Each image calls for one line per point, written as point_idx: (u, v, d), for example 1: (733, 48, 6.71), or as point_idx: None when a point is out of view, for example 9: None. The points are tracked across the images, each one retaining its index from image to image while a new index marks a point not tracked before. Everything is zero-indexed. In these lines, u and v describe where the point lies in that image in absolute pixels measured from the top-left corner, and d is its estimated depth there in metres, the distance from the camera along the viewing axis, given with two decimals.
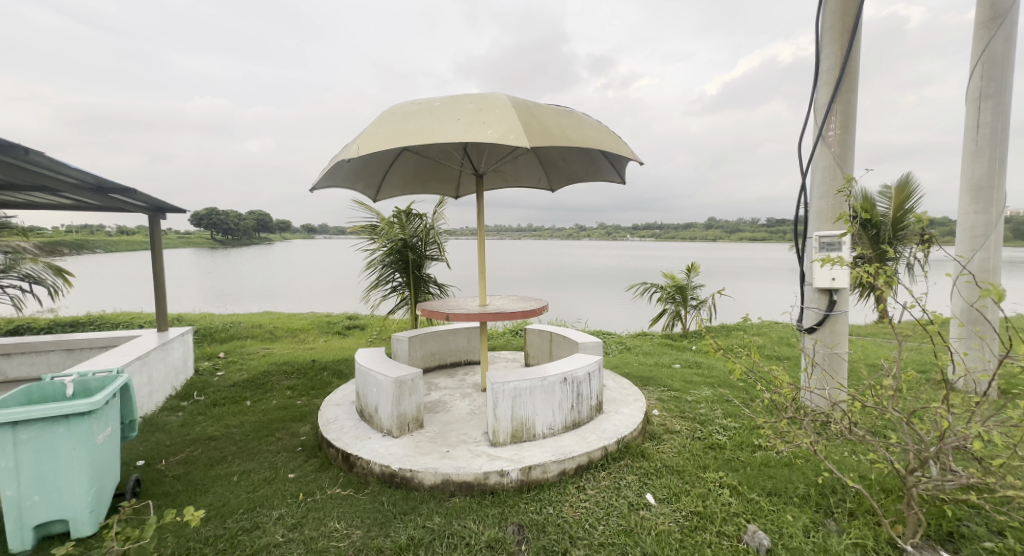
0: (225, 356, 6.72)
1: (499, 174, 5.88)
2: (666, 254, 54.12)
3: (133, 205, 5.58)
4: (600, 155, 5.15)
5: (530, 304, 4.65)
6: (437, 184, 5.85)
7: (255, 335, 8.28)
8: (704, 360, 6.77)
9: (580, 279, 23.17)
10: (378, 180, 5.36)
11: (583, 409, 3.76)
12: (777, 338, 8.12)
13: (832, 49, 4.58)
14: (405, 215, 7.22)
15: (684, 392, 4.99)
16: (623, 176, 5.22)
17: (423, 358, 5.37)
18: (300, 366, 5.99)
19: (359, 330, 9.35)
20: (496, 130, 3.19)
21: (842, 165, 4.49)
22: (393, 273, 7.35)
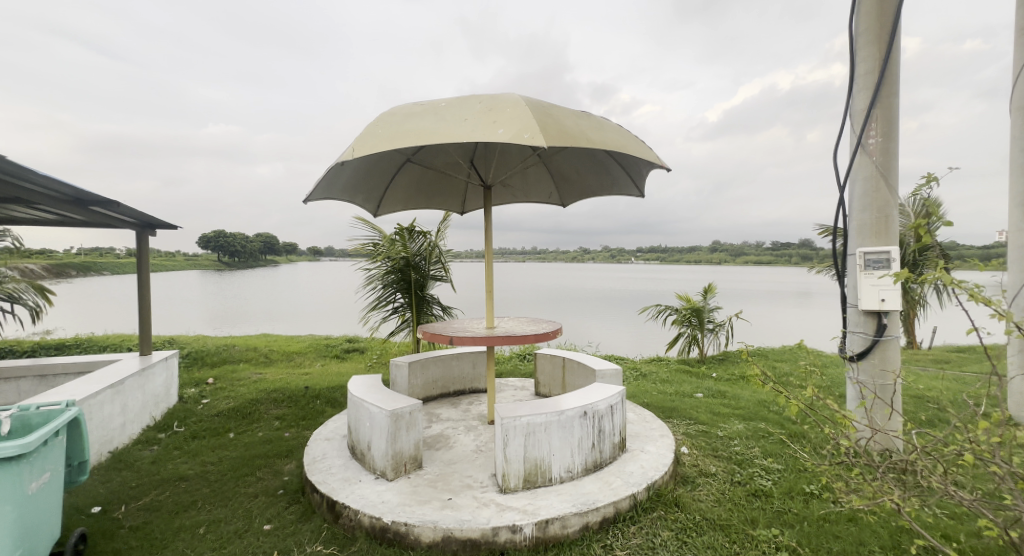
0: (214, 382, 6.27)
1: (508, 188, 5.53)
2: (673, 277, 53.61)
3: (121, 221, 5.23)
4: (616, 167, 4.77)
5: (541, 326, 4.21)
6: (441, 199, 5.48)
7: (249, 359, 7.85)
8: (728, 389, 6.25)
9: (588, 302, 22.69)
10: (379, 193, 5.00)
11: (605, 448, 3.28)
12: (804, 365, 7.58)
13: (868, 52, 4.23)
14: (408, 232, 6.90)
15: (713, 426, 4.49)
16: (642, 189, 4.82)
17: (425, 386, 4.92)
18: (291, 394, 5.54)
19: (358, 354, 8.90)
20: (508, 129, 2.82)
21: (886, 175, 4.08)
22: (395, 292, 6.94)
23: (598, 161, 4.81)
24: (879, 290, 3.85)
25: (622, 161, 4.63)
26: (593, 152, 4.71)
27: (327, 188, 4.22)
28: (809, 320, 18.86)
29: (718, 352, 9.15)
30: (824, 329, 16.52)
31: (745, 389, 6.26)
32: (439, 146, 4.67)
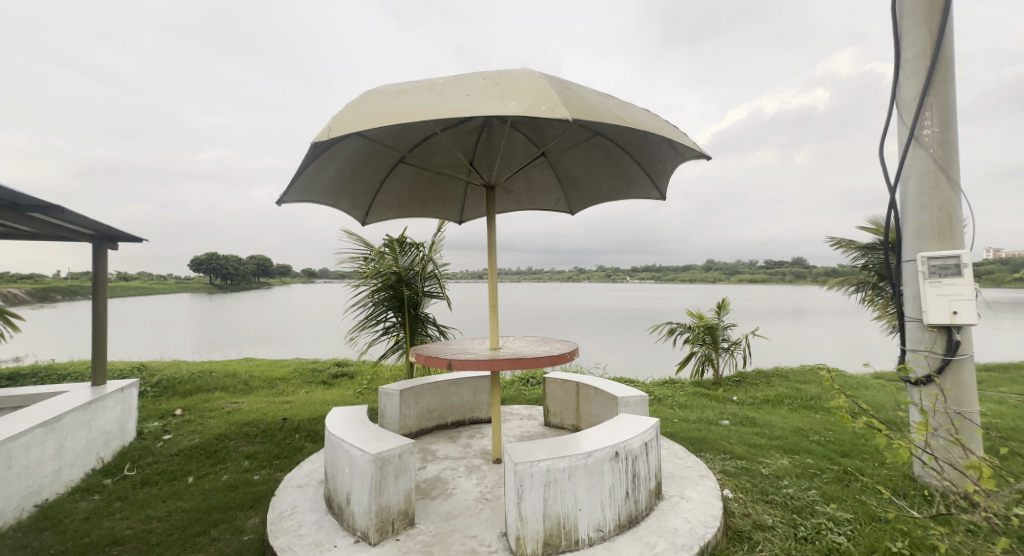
0: (181, 415, 5.59)
1: (510, 194, 5.00)
2: (670, 296, 53.20)
3: (75, 232, 4.60)
4: (633, 166, 4.26)
5: (553, 346, 3.63)
6: (438, 205, 4.94)
7: (225, 387, 7.15)
8: (756, 416, 5.64)
9: (587, 322, 22.08)
10: (368, 198, 4.44)
11: (641, 497, 2.67)
12: (829, 386, 7.00)
13: (917, 34, 3.72)
14: (399, 244, 6.33)
15: (753, 462, 3.87)
16: (663, 191, 4.28)
17: (419, 417, 4.28)
18: (266, 427, 4.87)
19: (347, 380, 8.22)
20: (522, 101, 2.29)
21: (946, 169, 3.56)
22: (386, 311, 6.34)
23: (613, 159, 4.30)
24: (949, 301, 3.30)
25: (641, 159, 4.11)
26: (606, 148, 4.20)
27: (304, 189, 3.63)
28: (815, 338, 18.33)
29: (734, 372, 8.54)
30: (832, 347, 15.98)
31: (774, 416, 5.66)
32: (434, 143, 4.14)
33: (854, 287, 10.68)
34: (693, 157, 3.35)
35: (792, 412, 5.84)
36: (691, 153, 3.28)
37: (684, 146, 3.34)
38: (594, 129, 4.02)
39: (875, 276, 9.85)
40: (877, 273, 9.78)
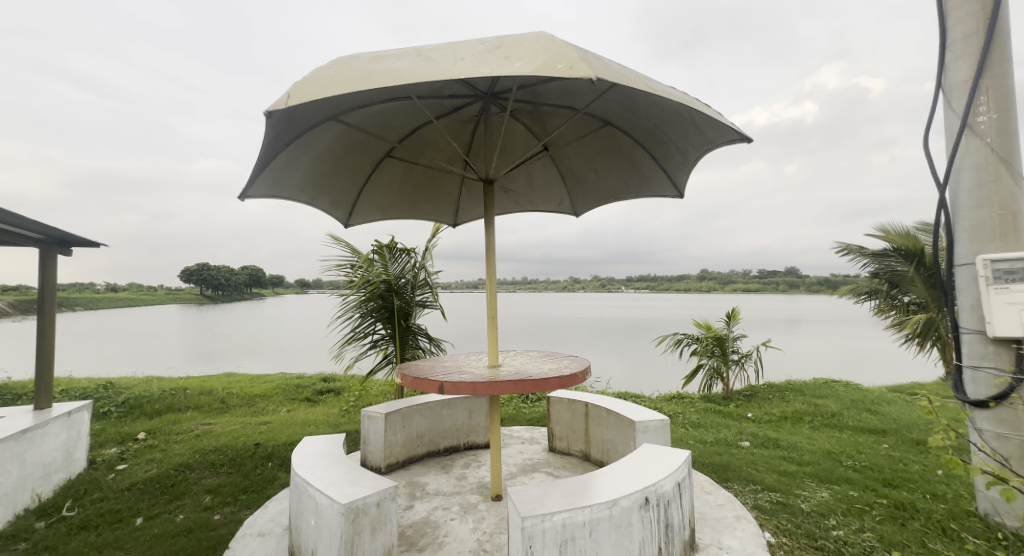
0: (144, 440, 5.05)
1: (510, 194, 4.56)
2: (665, 305, 52.94)
3: (20, 236, 4.06)
4: (647, 162, 3.80)
5: (562, 364, 3.12)
6: (429, 205, 4.48)
7: (198, 408, 6.59)
8: (777, 436, 5.14)
9: (584, 332, 21.58)
10: (351, 196, 3.96)
11: (674, 551, 2.18)
12: (849, 402, 6.54)
13: (966, 11, 3.27)
14: (389, 250, 5.85)
15: (790, 495, 3.38)
16: (680, 188, 3.82)
17: (407, 444, 3.77)
18: (236, 454, 4.34)
19: (333, 396, 7.67)
20: (531, 61, 1.84)
21: (1006, 161, 3.12)
22: (374, 322, 5.82)
23: (624, 154, 3.85)
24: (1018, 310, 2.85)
25: (657, 152, 3.65)
26: (617, 139, 3.75)
27: (273, 184, 3.14)
28: (817, 347, 17.95)
29: (744, 386, 8.07)
30: (836, 356, 15.58)
31: (797, 436, 5.17)
32: (425, 133, 3.68)
33: (864, 295, 10.32)
34: (723, 145, 2.89)
35: (815, 431, 5.36)
36: (721, 139, 2.82)
37: (711, 132, 2.88)
38: (604, 118, 3.58)
39: (887, 285, 9.65)
40: (890, 282, 9.58)
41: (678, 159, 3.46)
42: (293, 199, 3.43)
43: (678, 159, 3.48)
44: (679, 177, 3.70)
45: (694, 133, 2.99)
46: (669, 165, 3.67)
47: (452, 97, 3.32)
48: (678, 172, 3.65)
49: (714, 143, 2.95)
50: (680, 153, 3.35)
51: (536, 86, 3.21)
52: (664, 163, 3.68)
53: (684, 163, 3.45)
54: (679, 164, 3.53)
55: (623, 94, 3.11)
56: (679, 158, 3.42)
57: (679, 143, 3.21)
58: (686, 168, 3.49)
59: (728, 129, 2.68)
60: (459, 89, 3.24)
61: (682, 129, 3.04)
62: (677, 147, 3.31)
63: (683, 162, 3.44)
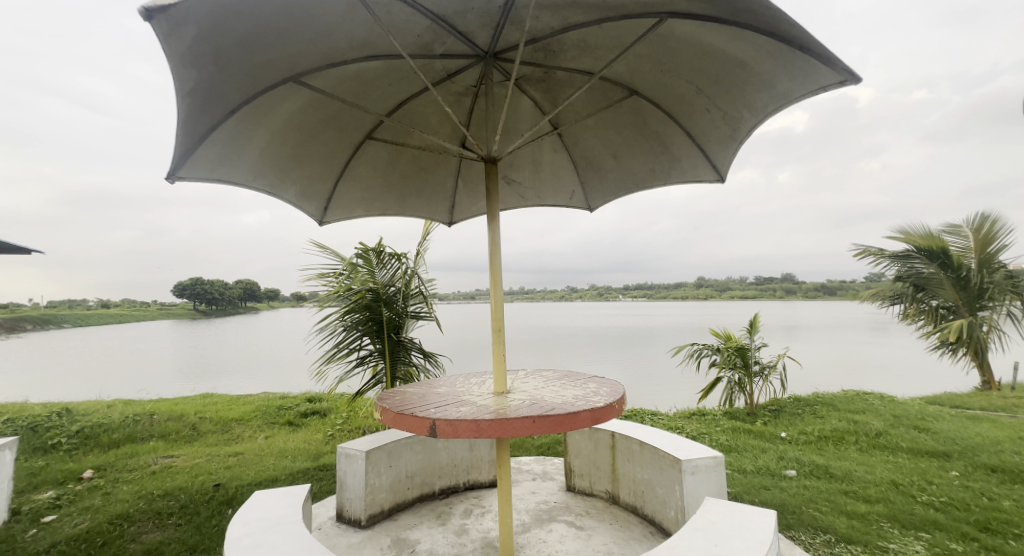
0: (87, 481, 4.30)
1: (513, 186, 3.91)
2: (664, 312, 52.29)
3: None
4: (681, 140, 3.16)
5: (590, 390, 2.39)
6: (419, 197, 3.82)
7: (162, 438, 5.84)
8: (826, 462, 4.41)
9: (584, 341, 20.83)
10: (324, 186, 3.31)
11: None
12: (892, 418, 5.86)
13: None
14: (376, 254, 5.18)
15: (876, 551, 2.66)
16: (721, 170, 3.16)
17: (394, 487, 3.08)
18: (190, 499, 3.63)
19: (318, 419, 6.92)
20: None
21: None
22: (360, 336, 5.11)
23: (653, 131, 3.20)
24: None
25: (694, 126, 3.00)
26: (645, 111, 3.10)
27: (217, 165, 2.48)
28: (829, 354, 17.24)
29: (768, 400, 7.39)
30: (851, 362, 14.88)
31: (847, 461, 4.44)
32: (412, 105, 3.03)
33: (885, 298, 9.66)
34: (799, 99, 2.24)
35: (864, 453, 4.68)
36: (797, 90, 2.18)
37: (782, 84, 2.24)
38: (631, 85, 2.93)
39: (912, 288, 8.77)
40: (914, 284, 8.71)
41: (725, 131, 2.81)
42: (248, 187, 2.76)
43: (723, 132, 2.83)
44: (720, 156, 3.06)
45: (755, 89, 2.35)
46: (709, 142, 3.02)
47: (444, 57, 2.67)
48: (719, 150, 3.01)
49: (785, 98, 2.30)
50: (729, 122, 2.70)
51: (549, 39, 2.56)
52: (703, 139, 3.04)
53: (732, 136, 2.80)
54: (723, 139, 2.89)
55: (660, 46, 2.46)
56: (726, 128, 2.77)
57: (731, 106, 2.56)
58: (732, 142, 2.84)
59: (815, 71, 2.04)
60: (453, 45, 2.59)
61: (740, 84, 2.39)
62: (727, 114, 2.65)
63: (731, 133, 2.80)
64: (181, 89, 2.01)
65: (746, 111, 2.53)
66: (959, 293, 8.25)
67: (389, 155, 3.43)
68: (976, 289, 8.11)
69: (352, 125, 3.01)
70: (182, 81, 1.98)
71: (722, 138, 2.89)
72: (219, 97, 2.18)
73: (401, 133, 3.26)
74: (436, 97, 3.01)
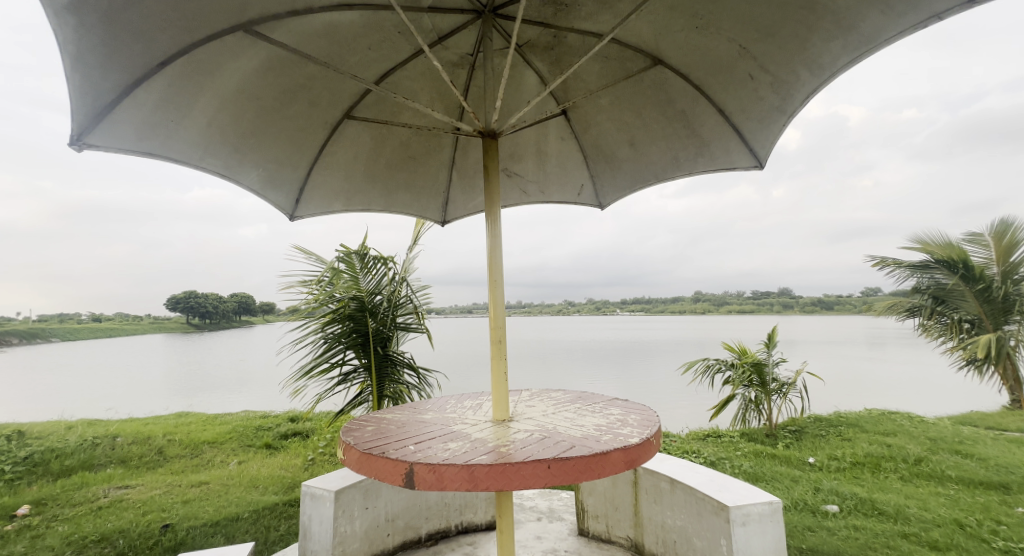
0: (18, 519, 3.73)
1: (515, 179, 3.37)
2: (663, 327, 51.91)
3: None
4: (711, 121, 2.60)
5: (615, 420, 1.84)
6: (408, 190, 3.31)
7: (121, 466, 5.25)
8: (869, 496, 3.89)
9: (584, 355, 20.27)
10: (295, 173, 2.77)
11: None
12: (929, 442, 5.37)
13: None
14: (359, 258, 4.67)
15: None
16: (759, 157, 2.61)
17: (371, 535, 2.53)
18: (129, 545, 3.07)
19: (299, 441, 6.36)
20: None
21: None
22: (343, 350, 4.57)
23: (678, 110, 2.65)
24: None
25: (726, 104, 2.47)
26: (669, 87, 2.58)
27: (148, 133, 1.98)
28: (837, 369, 16.74)
29: (786, 420, 6.87)
30: (862, 377, 14.38)
31: (892, 494, 3.94)
32: (397, 75, 2.56)
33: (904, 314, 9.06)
34: (887, 42, 1.80)
35: (909, 483, 4.19)
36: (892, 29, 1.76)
37: (867, 24, 1.80)
38: (656, 52, 2.43)
39: (930, 300, 8.23)
40: (933, 296, 8.18)
41: (770, 104, 2.31)
42: (194, 168, 2.25)
43: (767, 104, 2.33)
44: (760, 139, 2.52)
45: (826, 36, 1.91)
46: (747, 121, 2.48)
47: (433, 11, 2.23)
48: (760, 130, 2.47)
49: (866, 45, 1.85)
50: (779, 90, 2.22)
51: None
52: (740, 118, 2.49)
53: (780, 109, 2.30)
54: (767, 116, 2.39)
55: None
56: (774, 99, 2.28)
57: (785, 65, 2.09)
58: (780, 117, 2.34)
59: None
60: None
61: (804, 31, 1.93)
62: (777, 79, 2.18)
63: (779, 105, 2.29)
64: (82, 20, 1.54)
65: (807, 70, 2.05)
66: (984, 306, 7.65)
67: (372, 138, 2.94)
68: (1001, 302, 7.51)
69: (327, 98, 2.53)
70: (81, 6, 1.51)
71: (766, 114, 2.38)
72: (141, 40, 1.71)
73: (386, 112, 2.77)
74: (428, 66, 2.55)
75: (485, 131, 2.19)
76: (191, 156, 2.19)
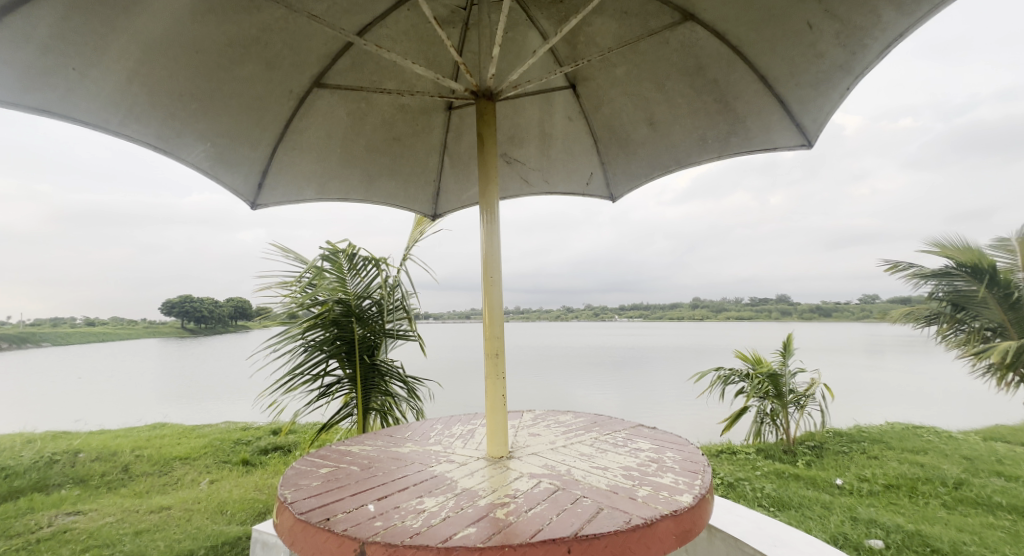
0: None
1: (514, 166, 2.83)
2: (661, 332, 51.52)
3: None
4: (750, 90, 2.14)
5: (647, 461, 1.36)
6: (393, 177, 2.68)
7: (76, 488, 4.78)
8: (915, 528, 3.47)
9: (582, 361, 19.78)
10: (249, 150, 2.17)
11: None
12: (967, 463, 4.98)
13: None
14: (346, 258, 4.21)
15: None
16: (809, 134, 2.14)
17: None
18: None
19: (279, 456, 5.90)
20: None
21: None
22: (325, 359, 4.07)
23: (709, 80, 2.19)
24: None
25: (774, 65, 2.02)
26: (702, 46, 2.11)
27: (33, 80, 1.51)
28: (843, 376, 16.37)
29: (804, 434, 6.42)
30: (868, 385, 13.97)
31: (939, 526, 3.56)
32: (374, 29, 2.06)
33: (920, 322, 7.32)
34: None
35: (954, 512, 3.83)
36: None
37: None
38: (687, 3, 1.98)
39: (948, 307, 6.72)
40: (951, 302, 6.68)
41: (832, 61, 1.87)
42: (109, 137, 1.74)
43: (830, 61, 1.88)
44: (811, 109, 2.07)
45: None
46: (797, 87, 2.03)
47: None
48: (814, 98, 2.02)
49: None
50: (847, 42, 1.79)
51: None
52: (788, 84, 2.04)
53: (845, 68, 1.86)
54: (824, 80, 1.95)
55: None
56: (838, 55, 1.84)
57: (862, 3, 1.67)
58: (845, 79, 1.89)
59: None
60: None
61: None
62: (848, 25, 1.75)
63: (843, 62, 1.85)
64: None
65: (894, 7, 1.63)
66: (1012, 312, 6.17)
67: (349, 113, 2.34)
68: None
69: (290, 56, 1.96)
70: None
71: (824, 76, 1.93)
72: None
73: (364, 79, 2.19)
74: (411, 22, 2.08)
75: (481, 91, 1.72)
76: (104, 120, 1.69)
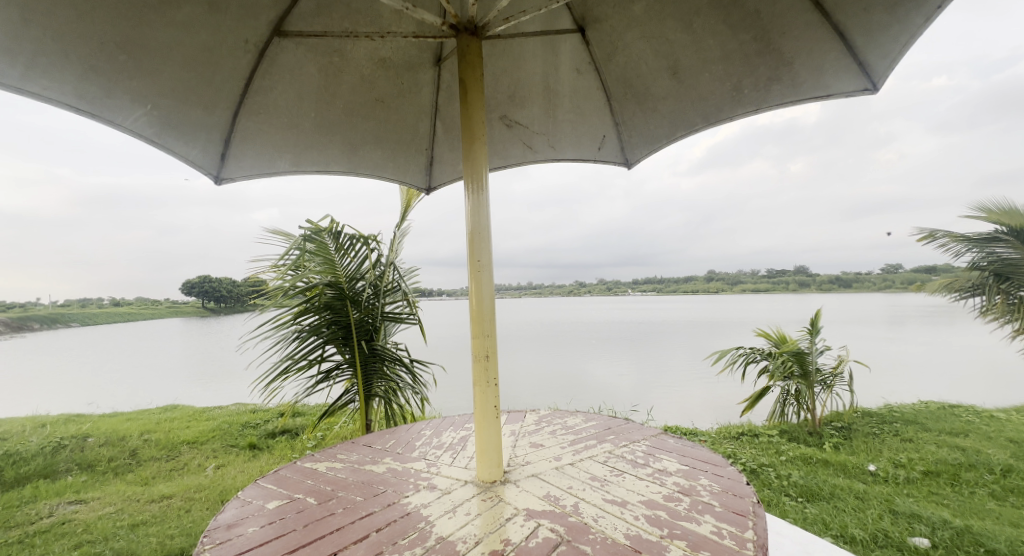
0: None
1: (515, 130, 2.49)
2: (676, 306, 50.93)
3: None
4: (801, 21, 1.78)
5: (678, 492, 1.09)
6: (377, 145, 2.35)
7: (80, 475, 4.69)
8: (963, 523, 3.16)
9: (595, 337, 19.46)
10: (201, 113, 1.87)
11: None
12: (1012, 446, 4.61)
13: None
14: (331, 237, 3.88)
15: None
16: (875, 72, 1.79)
17: None
18: None
19: (286, 440, 5.78)
20: None
21: None
22: (322, 345, 3.83)
23: (748, 12, 1.82)
24: None
25: None
26: None
27: None
28: (865, 349, 15.85)
29: (831, 414, 6.08)
30: (892, 358, 13.46)
31: (989, 520, 3.24)
32: None
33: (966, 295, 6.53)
34: None
35: (1004, 504, 3.49)
36: None
37: None
38: None
39: (991, 277, 5.99)
40: (995, 272, 5.95)
41: None
42: (15, 94, 1.50)
43: None
44: (880, 40, 1.72)
45: None
46: (866, 11, 1.67)
47: None
48: (888, 24, 1.67)
49: None
50: None
51: None
52: (854, 8, 1.68)
53: None
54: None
55: None
56: None
57: None
58: None
59: None
60: None
61: None
62: None
63: None
64: None
65: None
66: None
67: (321, 69, 2.02)
68: None
69: None
70: None
71: None
72: None
73: (332, 23, 1.86)
74: None
75: (462, 25, 1.39)
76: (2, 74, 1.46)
